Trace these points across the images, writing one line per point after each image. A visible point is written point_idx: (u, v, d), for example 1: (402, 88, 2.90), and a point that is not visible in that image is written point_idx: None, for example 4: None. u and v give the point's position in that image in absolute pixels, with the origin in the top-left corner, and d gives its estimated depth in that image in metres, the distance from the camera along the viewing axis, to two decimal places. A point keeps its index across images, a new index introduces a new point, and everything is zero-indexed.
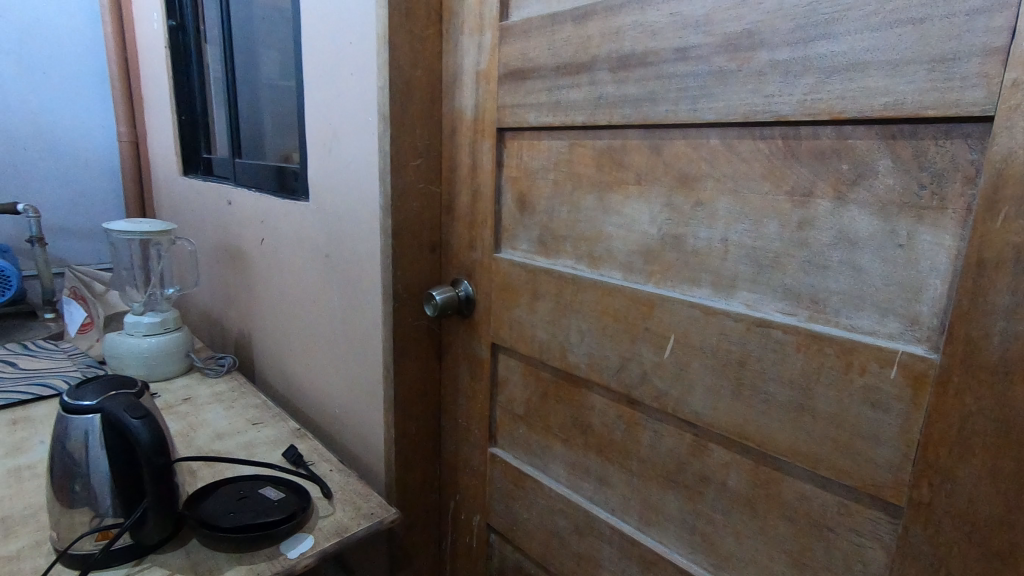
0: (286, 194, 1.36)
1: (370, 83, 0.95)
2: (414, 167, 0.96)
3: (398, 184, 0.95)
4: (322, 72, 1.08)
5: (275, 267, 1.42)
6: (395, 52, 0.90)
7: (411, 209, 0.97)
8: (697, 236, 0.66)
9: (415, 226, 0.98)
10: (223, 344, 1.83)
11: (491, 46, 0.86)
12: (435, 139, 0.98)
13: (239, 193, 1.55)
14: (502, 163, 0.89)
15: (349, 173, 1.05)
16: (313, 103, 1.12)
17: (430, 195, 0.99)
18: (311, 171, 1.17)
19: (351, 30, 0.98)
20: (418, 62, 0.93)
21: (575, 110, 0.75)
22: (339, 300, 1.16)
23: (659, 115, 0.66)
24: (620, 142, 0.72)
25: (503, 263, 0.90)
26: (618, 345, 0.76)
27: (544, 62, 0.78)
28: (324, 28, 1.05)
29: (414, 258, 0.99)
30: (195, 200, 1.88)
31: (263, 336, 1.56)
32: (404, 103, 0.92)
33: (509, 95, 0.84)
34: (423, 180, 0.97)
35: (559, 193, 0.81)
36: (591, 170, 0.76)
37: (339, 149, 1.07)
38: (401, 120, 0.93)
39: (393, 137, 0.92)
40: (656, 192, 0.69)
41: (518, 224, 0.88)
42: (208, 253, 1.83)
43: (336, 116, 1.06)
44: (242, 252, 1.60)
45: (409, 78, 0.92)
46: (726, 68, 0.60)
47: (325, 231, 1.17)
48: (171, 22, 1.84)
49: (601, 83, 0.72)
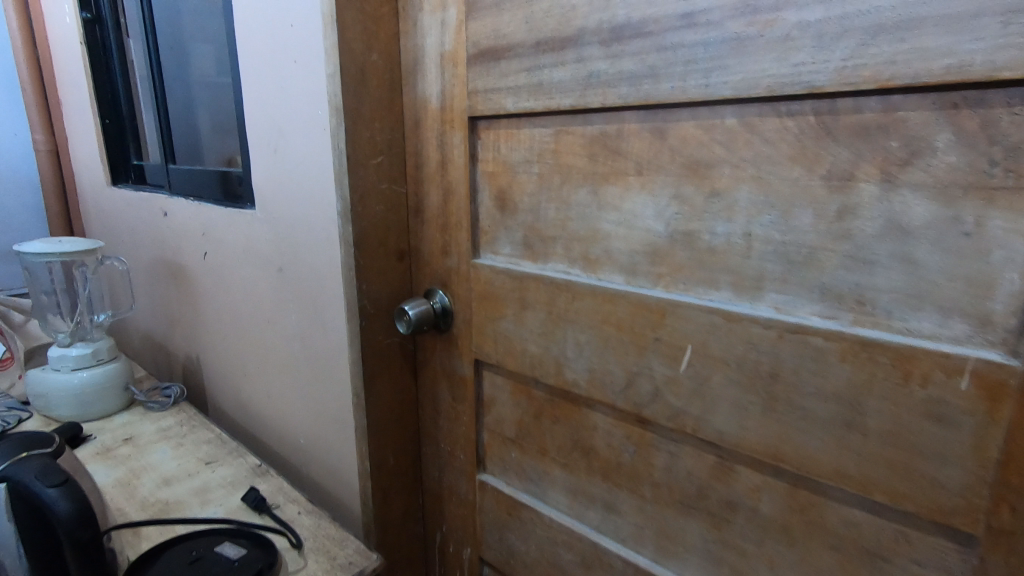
0: (229, 203, 1.21)
1: (318, 72, 0.83)
2: (375, 166, 0.84)
3: (357, 186, 0.83)
4: (261, 62, 0.94)
5: (222, 285, 1.27)
6: (345, 34, 0.78)
7: (375, 214, 0.85)
8: (713, 232, 0.57)
9: (380, 233, 0.87)
10: (169, 370, 1.66)
11: (456, 24, 0.75)
12: (397, 133, 0.86)
13: (175, 203, 1.39)
14: (476, 156, 0.78)
15: (300, 177, 0.93)
16: (254, 98, 0.99)
17: (395, 197, 0.88)
18: (255, 176, 1.04)
19: (292, 11, 0.85)
20: (372, 44, 0.81)
21: (561, 92, 0.65)
22: (297, 318, 1.04)
23: (663, 93, 0.57)
24: (617, 127, 0.63)
25: (483, 270, 0.80)
26: (623, 359, 0.66)
27: (521, 38, 0.68)
28: (260, 10, 0.91)
29: (381, 268, 0.88)
30: (126, 213, 1.69)
31: (213, 361, 1.40)
32: (360, 92, 0.80)
33: (480, 78, 0.74)
34: (386, 180, 0.86)
35: (545, 188, 0.71)
36: (581, 161, 0.67)
37: (287, 150, 0.94)
38: (357, 112, 0.81)
39: (349, 133, 0.80)
40: (661, 183, 0.60)
41: (499, 225, 0.78)
42: (146, 271, 1.65)
43: (281, 111, 0.93)
44: (183, 268, 1.44)
45: (363, 64, 0.80)
46: (745, 34, 0.51)
47: (276, 243, 1.04)
48: (86, 15, 1.65)
49: (591, 59, 0.62)
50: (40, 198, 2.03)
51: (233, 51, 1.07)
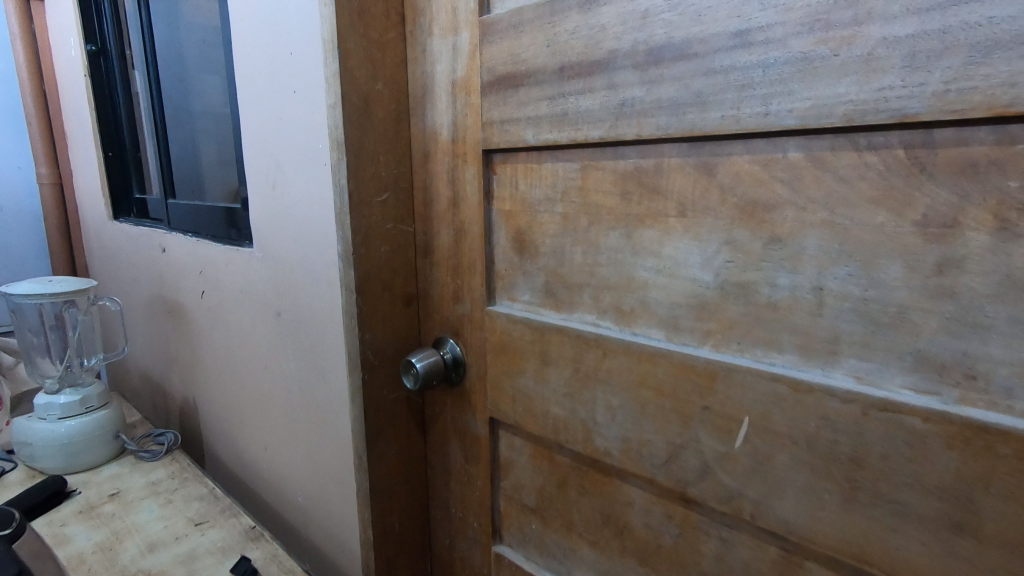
0: (228, 240, 1.14)
1: (318, 103, 0.76)
2: (379, 204, 0.76)
3: (360, 226, 0.75)
4: (259, 92, 0.88)
5: (219, 326, 1.20)
6: (348, 61, 0.71)
7: (379, 256, 0.78)
8: (774, 284, 0.49)
9: (385, 277, 0.79)
10: (166, 412, 1.58)
11: (469, 49, 0.68)
12: (404, 168, 0.79)
13: (173, 239, 1.33)
14: (491, 193, 0.71)
15: (299, 215, 0.85)
16: (251, 131, 0.92)
17: (402, 237, 0.80)
18: (253, 213, 0.97)
19: (292, 39, 0.79)
20: (377, 72, 0.74)
21: (589, 123, 0.57)
22: (295, 366, 0.95)
23: (712, 123, 0.49)
24: (655, 161, 0.54)
25: (500, 319, 0.72)
26: (665, 427, 0.57)
27: (543, 63, 0.61)
28: (259, 39, 0.85)
29: (386, 315, 0.80)
30: (126, 248, 1.64)
31: (210, 405, 1.32)
32: (363, 125, 0.73)
33: (496, 108, 0.66)
34: (392, 219, 0.78)
35: (570, 230, 0.63)
36: (613, 200, 0.58)
37: (286, 186, 0.87)
38: (360, 146, 0.73)
39: (351, 168, 0.73)
40: (709, 227, 0.52)
41: (517, 269, 0.70)
42: (144, 308, 1.59)
43: (279, 145, 0.86)
44: (181, 307, 1.37)
45: (367, 94, 0.73)
46: (814, 53, 0.43)
47: (274, 285, 0.96)
48: (91, 47, 1.62)
49: (624, 85, 0.54)
50: (42, 232, 1.99)
51: (231, 81, 1.01)
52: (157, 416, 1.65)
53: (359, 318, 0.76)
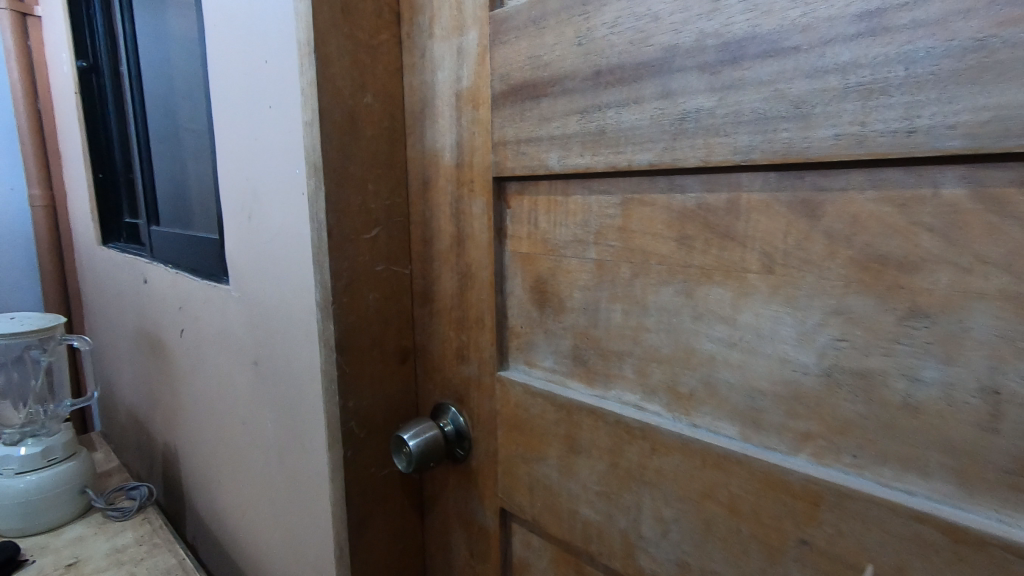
0: (206, 274, 1.01)
1: (295, 120, 0.62)
2: (367, 242, 0.63)
3: (343, 270, 0.61)
4: (234, 108, 0.75)
5: (197, 370, 1.06)
6: (329, 67, 0.57)
7: (367, 305, 0.63)
8: (914, 378, 0.33)
9: (375, 330, 0.65)
10: (150, 455, 1.45)
11: (477, 52, 0.54)
12: (398, 199, 0.65)
13: (154, 270, 1.20)
14: (504, 231, 0.56)
15: (276, 253, 0.72)
16: (227, 153, 0.79)
17: (396, 281, 0.66)
18: (229, 247, 0.83)
19: (267, 44, 0.66)
20: (366, 82, 0.60)
21: (635, 144, 0.43)
22: (273, 426, 0.81)
23: (818, 145, 0.34)
24: (728, 196, 0.40)
25: (515, 389, 0.57)
26: (740, 558, 0.42)
27: (572, 66, 0.47)
28: (233, 46, 0.73)
29: (375, 376, 0.65)
30: (113, 276, 1.52)
31: (190, 455, 1.18)
32: (348, 146, 0.60)
33: (511, 124, 0.52)
34: (383, 259, 0.64)
35: (606, 282, 0.48)
36: (666, 245, 0.44)
37: (262, 217, 0.73)
38: (344, 172, 0.60)
39: (331, 199, 0.59)
40: (810, 290, 0.37)
41: (537, 326, 0.55)
42: (129, 341, 1.46)
43: (255, 170, 0.73)
44: (162, 345, 1.23)
45: (354, 108, 0.60)
46: (995, 39, 0.28)
47: (250, 330, 0.83)
48: (82, 64, 1.53)
49: (687, 92, 0.40)
50: (33, 256, 1.89)
51: (210, 97, 0.89)
52: (141, 458, 1.52)
53: (341, 381, 0.62)
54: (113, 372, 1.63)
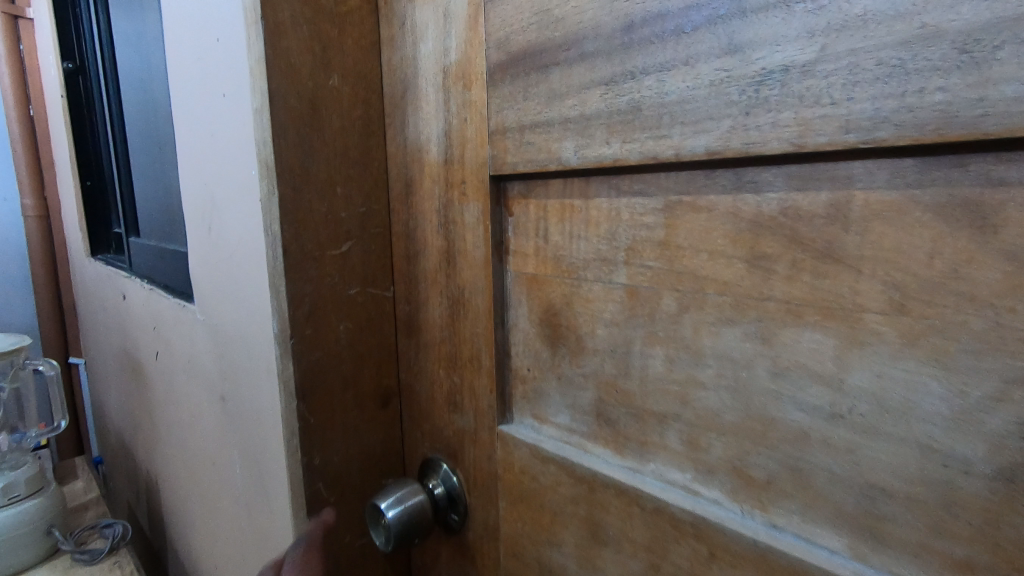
0: (178, 292, 0.89)
1: (243, 109, 0.50)
2: (335, 259, 0.50)
3: (304, 295, 0.48)
4: (188, 100, 0.63)
5: (171, 399, 0.95)
6: (281, 40, 0.45)
7: (337, 338, 0.51)
8: None
9: (348, 368, 0.52)
10: (135, 484, 1.34)
11: (468, 14, 0.42)
12: (376, 205, 0.52)
13: (131, 285, 1.10)
14: (504, 246, 0.43)
15: (234, 272, 0.59)
16: (185, 154, 0.67)
17: (374, 307, 0.53)
18: (192, 264, 0.72)
19: (213, 16, 0.53)
20: (331, 60, 0.48)
21: (686, 123, 0.30)
22: (240, 474, 0.69)
23: (1004, 110, 0.21)
24: (831, 198, 0.27)
25: (520, 450, 0.44)
26: None
27: (592, 20, 0.34)
28: (184, 26, 0.60)
29: (348, 425, 0.53)
30: (99, 291, 1.42)
31: (168, 490, 1.07)
32: (308, 141, 0.47)
33: (512, 106, 0.39)
34: (358, 281, 0.52)
35: (642, 319, 0.35)
36: (732, 268, 0.31)
37: (220, 229, 0.61)
38: (304, 172, 0.47)
39: (287, 208, 0.47)
40: (977, 346, 0.23)
41: (548, 371, 0.42)
42: (114, 361, 1.35)
43: (211, 174, 0.61)
44: (141, 367, 1.12)
45: (316, 93, 0.47)
46: None
47: (216, 361, 0.71)
48: (69, 65, 1.43)
49: (768, 43, 0.27)
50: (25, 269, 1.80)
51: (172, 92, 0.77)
52: (128, 485, 1.41)
53: (304, 434, 0.50)
54: (102, 391, 1.53)
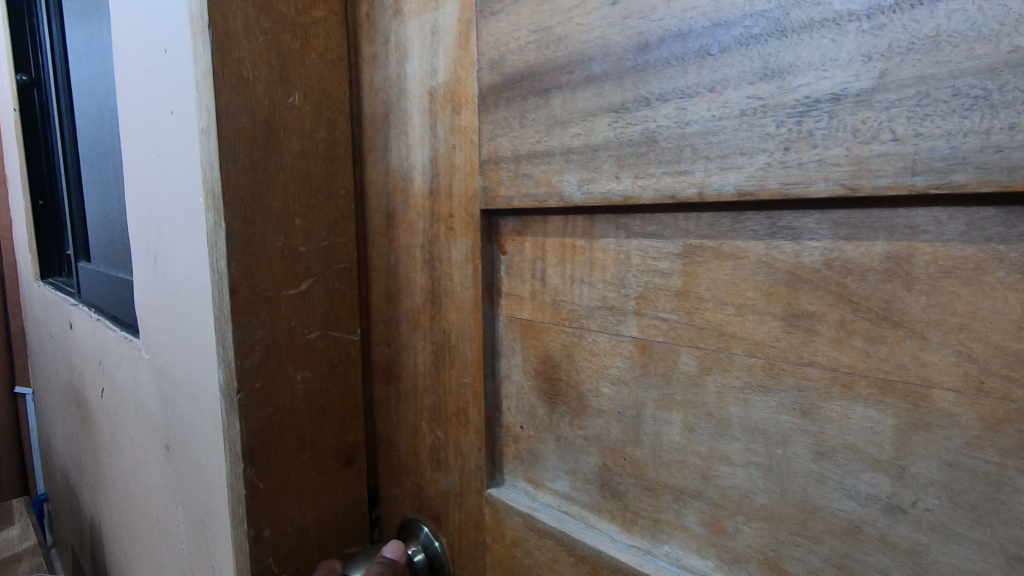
0: (125, 325, 0.82)
1: (190, 131, 0.45)
2: (292, 299, 0.45)
3: (254, 343, 0.43)
4: (135, 121, 0.58)
5: (116, 440, 0.87)
6: (233, 51, 0.40)
7: (292, 389, 0.46)
8: None
9: (304, 422, 0.47)
10: (81, 529, 1.24)
11: (457, 30, 0.38)
12: (341, 237, 0.48)
13: (79, 314, 1.01)
14: (496, 287, 0.39)
15: (179, 309, 0.54)
16: (132, 179, 0.61)
17: (337, 352, 0.48)
18: (137, 298, 0.66)
19: (162, 30, 0.48)
20: (292, 76, 0.43)
21: (712, 157, 0.26)
22: (185, 533, 0.62)
23: None
24: (887, 249, 0.22)
25: (513, 520, 0.39)
26: None
27: (600, 39, 0.30)
28: (131, 40, 0.55)
29: (304, 486, 0.47)
30: (45, 317, 1.32)
31: (114, 540, 0.97)
32: (262, 165, 0.43)
33: (507, 134, 0.35)
34: (318, 325, 0.47)
35: (656, 379, 0.31)
36: (764, 326, 0.26)
37: (166, 262, 0.55)
38: (258, 202, 0.43)
39: (236, 243, 0.42)
40: None
41: (545, 431, 0.37)
42: (62, 395, 1.26)
43: (158, 202, 0.55)
44: (88, 404, 1.03)
45: (273, 113, 0.43)
46: None
47: (162, 407, 0.64)
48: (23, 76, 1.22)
49: (812, 67, 0.23)
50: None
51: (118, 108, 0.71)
52: (75, 530, 1.30)
53: (251, 503, 0.44)
54: (49, 426, 1.42)
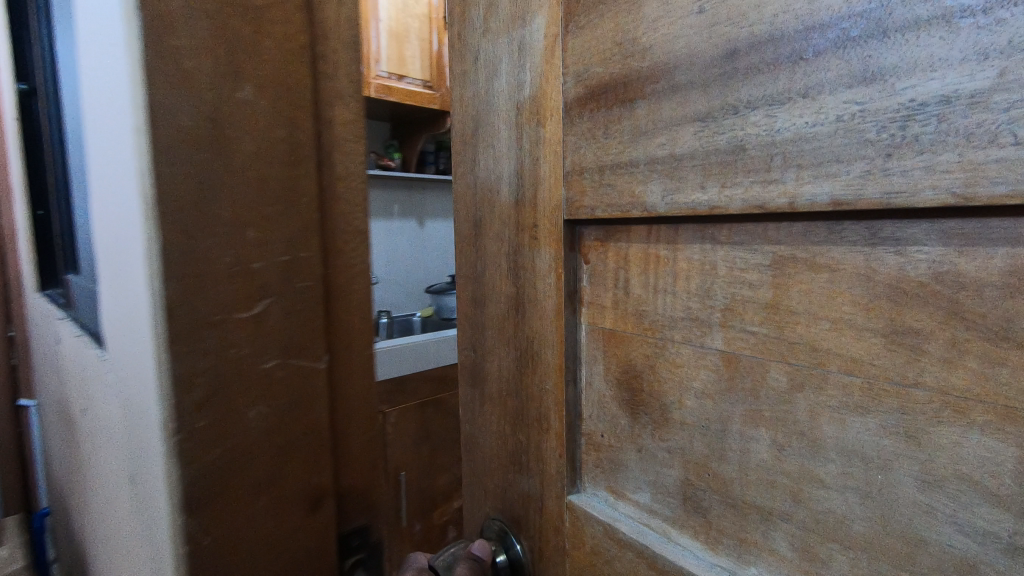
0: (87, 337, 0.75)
1: (122, 132, 0.38)
2: (245, 324, 0.40)
3: (195, 378, 0.38)
4: (91, 115, 0.51)
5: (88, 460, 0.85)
6: (171, 36, 0.35)
7: (247, 433, 0.41)
8: None
9: (264, 463, 0.43)
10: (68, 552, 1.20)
11: (544, 45, 0.39)
12: (306, 251, 0.43)
13: (62, 328, 0.93)
14: (579, 296, 0.39)
15: (124, 336, 0.47)
16: (94, 180, 0.56)
17: (300, 383, 0.44)
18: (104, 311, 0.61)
19: (97, 14, 0.42)
20: (242, 64, 0.39)
21: (805, 165, 0.25)
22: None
23: None
24: (1007, 263, 0.20)
25: (592, 528, 0.39)
26: None
27: (686, 48, 0.30)
28: (81, 27, 0.49)
29: (262, 542, 0.43)
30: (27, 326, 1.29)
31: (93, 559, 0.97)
32: (209, 167, 0.38)
33: (591, 145, 0.36)
34: (274, 355, 0.42)
35: (743, 393, 0.30)
36: (863, 343, 0.25)
37: (114, 279, 0.50)
38: (185, 194, 0.37)
39: (175, 263, 0.37)
40: None
41: (626, 441, 0.37)
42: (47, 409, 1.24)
43: (106, 211, 0.49)
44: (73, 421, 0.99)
45: (221, 100, 0.38)
46: None
47: (121, 439, 0.59)
48: None
49: (918, 69, 0.21)
50: None
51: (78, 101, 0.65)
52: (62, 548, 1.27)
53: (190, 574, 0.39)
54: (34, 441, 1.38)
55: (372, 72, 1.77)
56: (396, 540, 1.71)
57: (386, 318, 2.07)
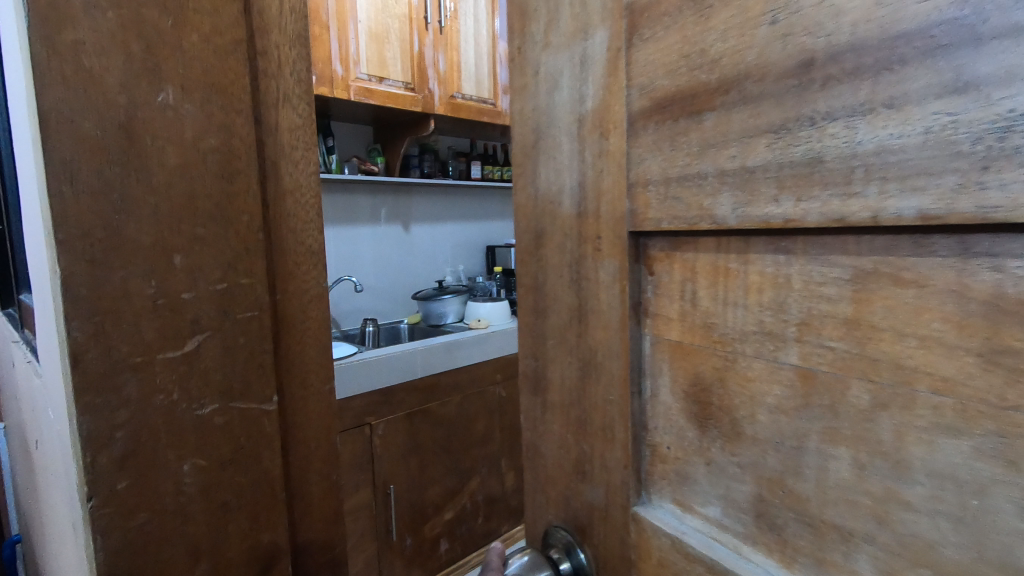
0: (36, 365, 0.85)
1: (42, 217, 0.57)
2: (174, 366, 0.63)
3: (113, 428, 0.59)
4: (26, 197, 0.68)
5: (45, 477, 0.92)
6: (69, 34, 0.54)
7: (177, 462, 0.64)
8: None
9: (190, 472, 0.65)
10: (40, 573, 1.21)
11: (607, 59, 0.39)
12: (243, 283, 0.67)
13: (17, 350, 1.05)
14: (643, 308, 0.39)
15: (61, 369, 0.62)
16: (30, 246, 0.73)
17: (239, 415, 0.68)
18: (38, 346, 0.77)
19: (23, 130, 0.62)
20: (163, 78, 0.60)
21: (887, 178, 0.24)
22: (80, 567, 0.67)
23: None
24: None
25: (657, 540, 0.39)
26: None
27: (758, 59, 0.29)
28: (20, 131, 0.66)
29: (174, 526, 0.64)
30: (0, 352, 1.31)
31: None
32: (166, 222, 0.61)
33: (656, 156, 0.36)
34: (213, 395, 0.66)
35: (822, 409, 0.29)
36: (957, 361, 0.24)
37: (50, 323, 0.66)
38: (114, 259, 0.58)
39: (76, 329, 0.56)
40: None
41: (694, 453, 0.37)
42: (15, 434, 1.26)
43: (39, 273, 0.66)
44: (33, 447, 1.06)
45: (132, 119, 0.58)
46: None
47: (62, 452, 0.70)
48: None
49: (1016, 78, 0.20)
50: None
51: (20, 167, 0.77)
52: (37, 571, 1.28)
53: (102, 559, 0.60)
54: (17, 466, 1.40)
55: (351, 75, 1.77)
56: (385, 553, 1.72)
57: (371, 326, 2.08)
